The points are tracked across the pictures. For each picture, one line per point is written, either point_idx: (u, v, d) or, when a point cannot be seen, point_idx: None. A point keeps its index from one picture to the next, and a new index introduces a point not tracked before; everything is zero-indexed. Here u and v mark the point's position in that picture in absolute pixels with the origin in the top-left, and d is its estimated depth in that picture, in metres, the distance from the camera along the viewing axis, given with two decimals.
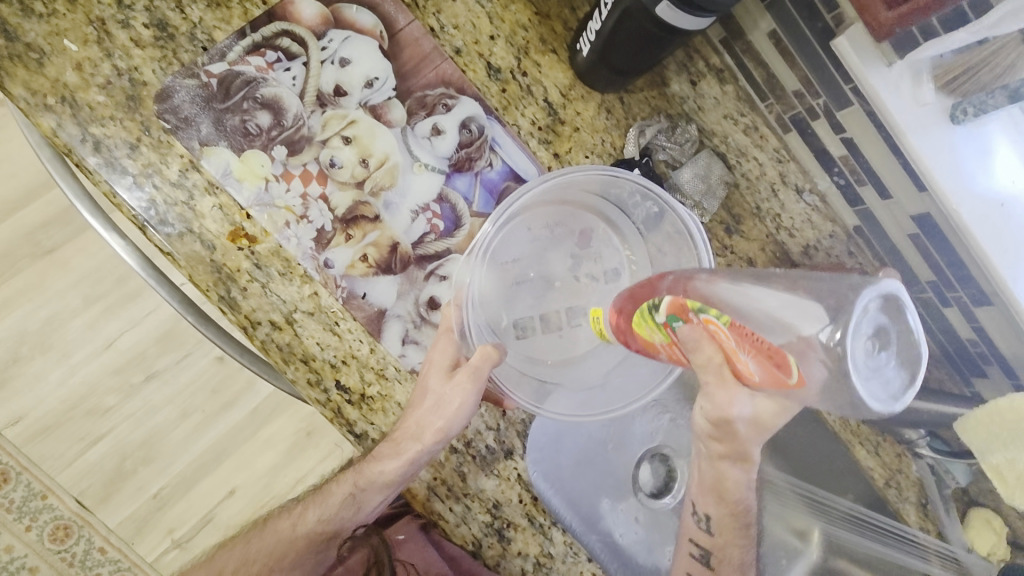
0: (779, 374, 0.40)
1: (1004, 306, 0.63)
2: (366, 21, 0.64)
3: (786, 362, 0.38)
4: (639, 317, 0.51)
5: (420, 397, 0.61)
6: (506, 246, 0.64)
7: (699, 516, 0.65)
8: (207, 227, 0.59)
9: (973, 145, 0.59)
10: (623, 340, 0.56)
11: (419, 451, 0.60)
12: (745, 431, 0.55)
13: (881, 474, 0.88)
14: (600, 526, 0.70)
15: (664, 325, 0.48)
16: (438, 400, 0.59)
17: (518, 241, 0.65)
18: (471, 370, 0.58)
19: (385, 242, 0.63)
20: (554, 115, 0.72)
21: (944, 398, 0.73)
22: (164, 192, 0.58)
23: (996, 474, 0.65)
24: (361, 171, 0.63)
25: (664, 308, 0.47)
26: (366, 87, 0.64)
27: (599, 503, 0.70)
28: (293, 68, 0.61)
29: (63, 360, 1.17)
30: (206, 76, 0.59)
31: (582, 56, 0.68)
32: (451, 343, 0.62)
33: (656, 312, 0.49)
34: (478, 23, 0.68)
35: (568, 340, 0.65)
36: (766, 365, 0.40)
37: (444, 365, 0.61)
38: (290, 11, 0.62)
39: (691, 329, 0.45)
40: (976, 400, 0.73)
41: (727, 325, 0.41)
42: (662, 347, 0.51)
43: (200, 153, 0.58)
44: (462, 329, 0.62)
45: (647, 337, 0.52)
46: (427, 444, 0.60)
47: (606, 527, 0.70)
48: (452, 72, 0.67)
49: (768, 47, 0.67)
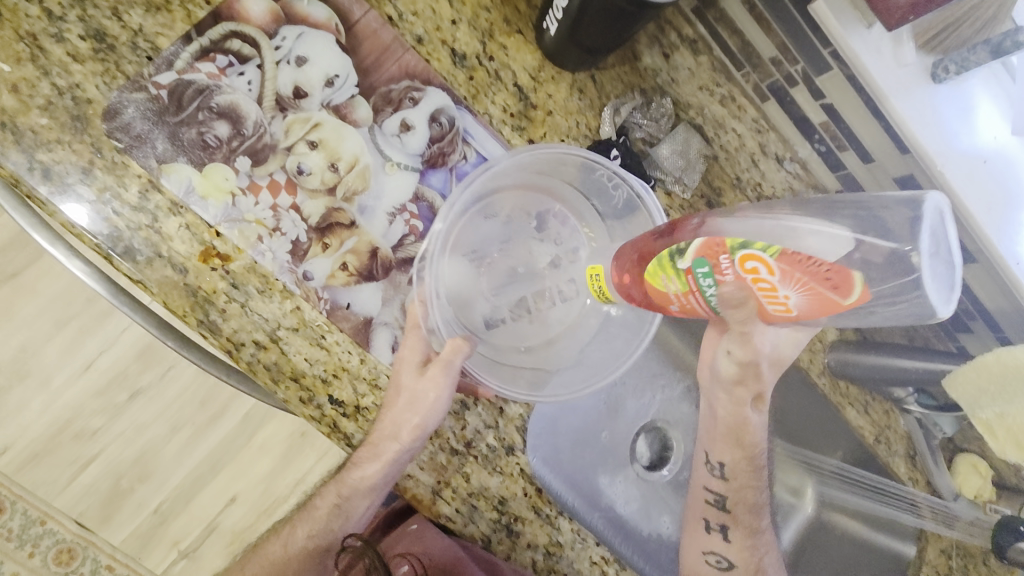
0: (829, 299, 0.39)
1: (987, 263, 0.63)
2: (319, 14, 0.61)
3: (844, 286, 0.38)
4: (654, 268, 0.47)
5: (392, 397, 0.60)
6: (467, 235, 0.63)
7: (713, 465, 0.79)
8: (176, 250, 0.56)
9: (955, 104, 0.59)
10: (627, 296, 0.53)
11: (398, 450, 0.60)
12: (768, 366, 0.72)
13: (869, 431, 0.89)
14: (604, 502, 0.79)
15: (685, 271, 0.44)
16: (412, 397, 0.59)
17: (480, 229, 0.65)
18: (443, 363, 0.59)
19: (363, 248, 0.61)
20: (525, 99, 0.70)
21: (932, 355, 0.77)
22: (125, 217, 0.54)
23: (986, 428, 0.68)
24: (331, 176, 0.60)
25: (690, 252, 0.43)
26: (327, 87, 0.61)
27: (598, 479, 0.80)
28: (247, 72, 0.58)
29: (46, 384, 1.14)
30: (154, 89, 0.55)
31: (550, 36, 0.66)
32: (420, 340, 0.61)
33: (677, 258, 0.44)
34: (438, 8, 0.66)
35: (544, 321, 0.66)
36: (816, 291, 0.39)
37: (415, 362, 0.60)
38: (236, 10, 0.58)
39: (726, 281, 0.43)
40: (964, 355, 0.79)
41: (775, 258, 0.39)
42: (672, 297, 0.47)
43: (159, 172, 0.55)
44: (429, 325, 0.61)
45: (659, 288, 0.47)
46: (405, 443, 0.59)
47: (609, 502, 0.80)
48: (415, 63, 0.65)
49: (741, 14, 0.65)
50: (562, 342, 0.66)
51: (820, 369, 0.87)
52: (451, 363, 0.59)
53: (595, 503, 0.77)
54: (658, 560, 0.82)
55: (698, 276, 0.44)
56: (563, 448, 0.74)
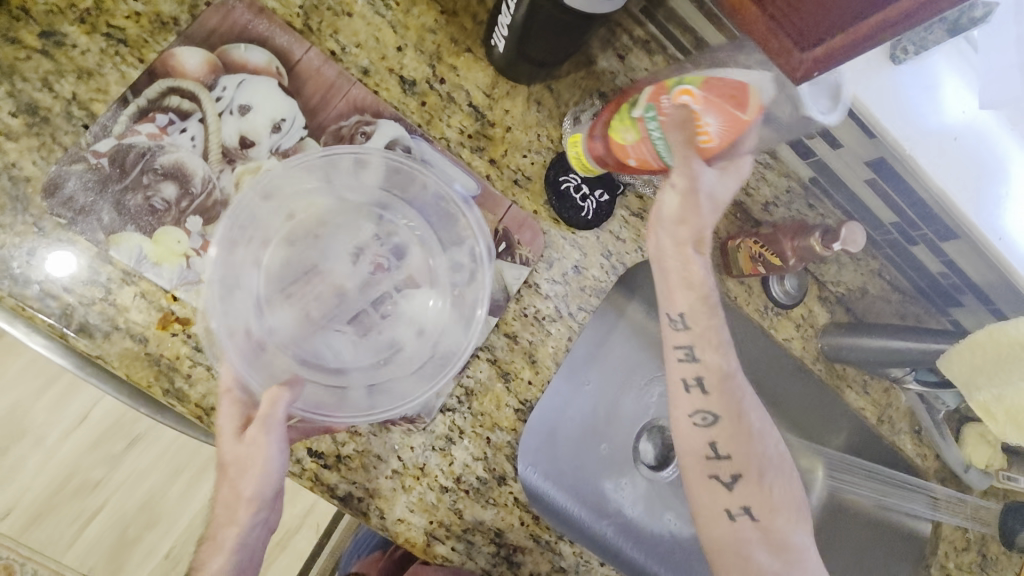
0: (736, 113, 0.50)
1: (969, 238, 0.62)
2: (258, 58, 0.59)
3: (747, 98, 0.50)
4: (617, 121, 0.59)
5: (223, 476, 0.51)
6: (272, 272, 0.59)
7: (698, 402, 0.64)
8: (133, 320, 0.54)
9: (919, 82, 0.56)
10: (603, 160, 0.64)
11: (238, 536, 0.51)
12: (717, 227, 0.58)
13: (873, 412, 0.89)
14: (610, 510, 0.76)
15: (638, 118, 0.56)
16: (241, 463, 0.50)
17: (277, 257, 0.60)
18: (262, 420, 0.50)
19: (328, 292, 0.61)
20: (482, 118, 0.68)
21: (922, 334, 0.75)
22: (78, 292, 0.53)
23: (985, 410, 0.66)
24: (287, 225, 0.61)
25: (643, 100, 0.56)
26: (274, 132, 0.59)
27: (602, 487, 0.76)
28: (189, 128, 0.56)
29: (42, 442, 1.16)
30: (94, 158, 0.54)
31: (499, 52, 0.64)
32: (234, 403, 0.52)
33: (633, 109, 0.57)
34: (382, 36, 0.65)
35: (374, 337, 0.62)
36: (726, 107, 0.50)
37: (233, 428, 0.51)
38: (171, 65, 0.56)
39: (664, 114, 0.54)
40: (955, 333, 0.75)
41: (699, 87, 0.51)
42: (631, 147, 0.59)
43: (107, 244, 0.54)
44: (242, 382, 0.53)
45: (620, 140, 0.60)
46: (245, 520, 0.51)
47: (615, 509, 0.77)
48: (364, 96, 0.63)
49: (691, 11, 0.63)
50: (403, 354, 0.62)
51: (814, 356, 0.85)
52: (273, 414, 0.51)
53: (604, 512, 0.76)
54: (672, 561, 0.79)
55: (647, 121, 0.55)
56: (562, 459, 0.72)
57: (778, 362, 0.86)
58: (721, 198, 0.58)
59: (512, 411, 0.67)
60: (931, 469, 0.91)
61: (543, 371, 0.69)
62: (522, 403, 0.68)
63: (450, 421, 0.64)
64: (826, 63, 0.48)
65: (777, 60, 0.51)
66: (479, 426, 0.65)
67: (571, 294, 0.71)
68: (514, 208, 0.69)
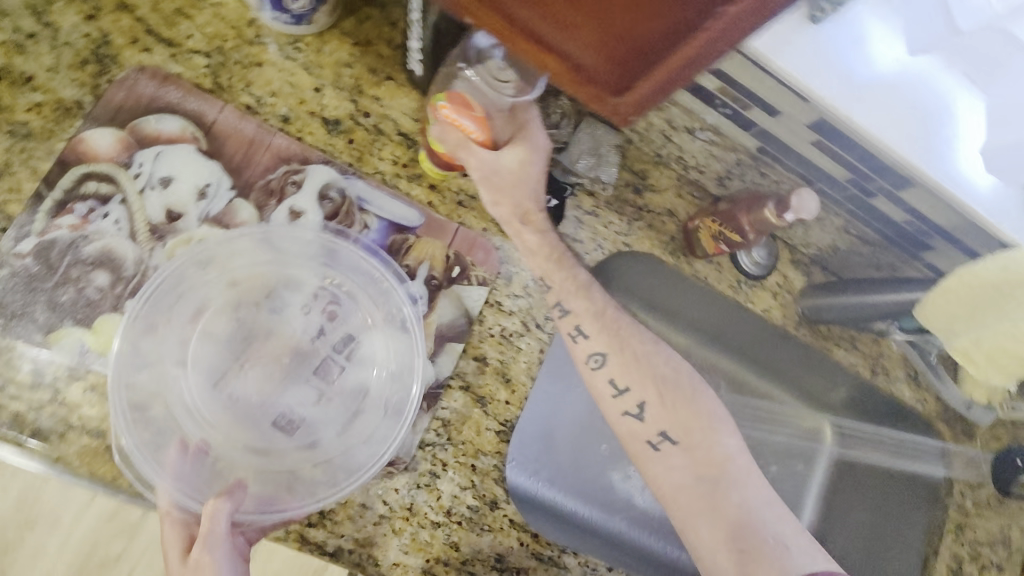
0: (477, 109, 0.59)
1: (923, 184, 0.61)
2: (171, 127, 0.58)
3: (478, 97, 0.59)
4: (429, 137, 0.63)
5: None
6: (209, 358, 0.59)
7: (596, 359, 0.67)
8: (87, 415, 0.54)
9: (844, 37, 0.55)
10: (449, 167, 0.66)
11: None
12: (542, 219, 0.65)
13: (865, 365, 0.88)
14: (621, 503, 0.77)
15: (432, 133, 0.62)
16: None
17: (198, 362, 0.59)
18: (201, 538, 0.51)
19: (283, 349, 0.61)
20: (414, 145, 0.67)
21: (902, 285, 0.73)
22: (26, 397, 0.53)
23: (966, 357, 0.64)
24: (230, 290, 0.60)
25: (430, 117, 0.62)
26: (201, 199, 0.58)
27: (610, 478, 0.77)
28: (111, 211, 0.56)
29: (59, 524, 1.17)
30: (18, 260, 0.54)
31: (419, 75, 0.64)
32: (175, 526, 0.53)
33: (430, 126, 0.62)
34: (297, 80, 0.63)
35: (314, 416, 0.61)
36: (469, 108, 0.59)
37: (177, 550, 0.52)
38: (82, 151, 0.56)
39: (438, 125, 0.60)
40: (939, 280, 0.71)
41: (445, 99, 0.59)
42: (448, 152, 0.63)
43: (47, 342, 0.54)
44: (179, 502, 0.54)
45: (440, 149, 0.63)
46: None
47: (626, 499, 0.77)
48: (287, 145, 0.62)
49: None
50: (347, 427, 0.62)
51: (796, 321, 0.84)
52: (214, 531, 0.51)
53: (614, 508, 0.76)
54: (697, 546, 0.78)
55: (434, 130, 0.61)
56: (563, 459, 0.74)
57: (763, 333, 0.85)
58: (536, 173, 0.64)
59: (494, 434, 0.66)
60: (932, 412, 0.90)
61: (521, 389, 0.68)
62: (504, 424, 0.67)
63: (432, 455, 0.63)
64: (646, 106, 0.43)
65: (594, 105, 0.43)
66: (462, 455, 0.64)
67: (536, 306, 0.69)
68: (462, 229, 0.67)
